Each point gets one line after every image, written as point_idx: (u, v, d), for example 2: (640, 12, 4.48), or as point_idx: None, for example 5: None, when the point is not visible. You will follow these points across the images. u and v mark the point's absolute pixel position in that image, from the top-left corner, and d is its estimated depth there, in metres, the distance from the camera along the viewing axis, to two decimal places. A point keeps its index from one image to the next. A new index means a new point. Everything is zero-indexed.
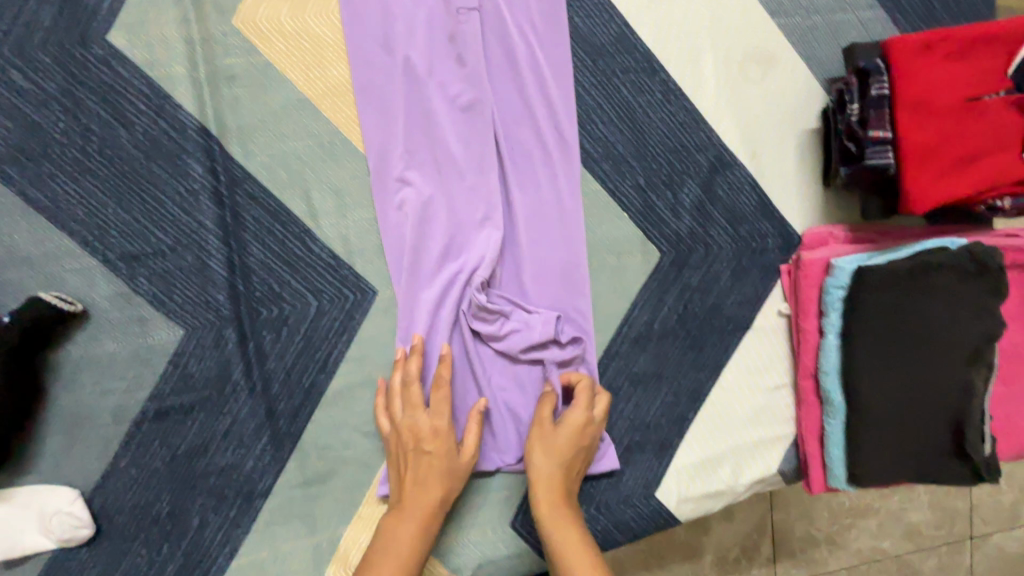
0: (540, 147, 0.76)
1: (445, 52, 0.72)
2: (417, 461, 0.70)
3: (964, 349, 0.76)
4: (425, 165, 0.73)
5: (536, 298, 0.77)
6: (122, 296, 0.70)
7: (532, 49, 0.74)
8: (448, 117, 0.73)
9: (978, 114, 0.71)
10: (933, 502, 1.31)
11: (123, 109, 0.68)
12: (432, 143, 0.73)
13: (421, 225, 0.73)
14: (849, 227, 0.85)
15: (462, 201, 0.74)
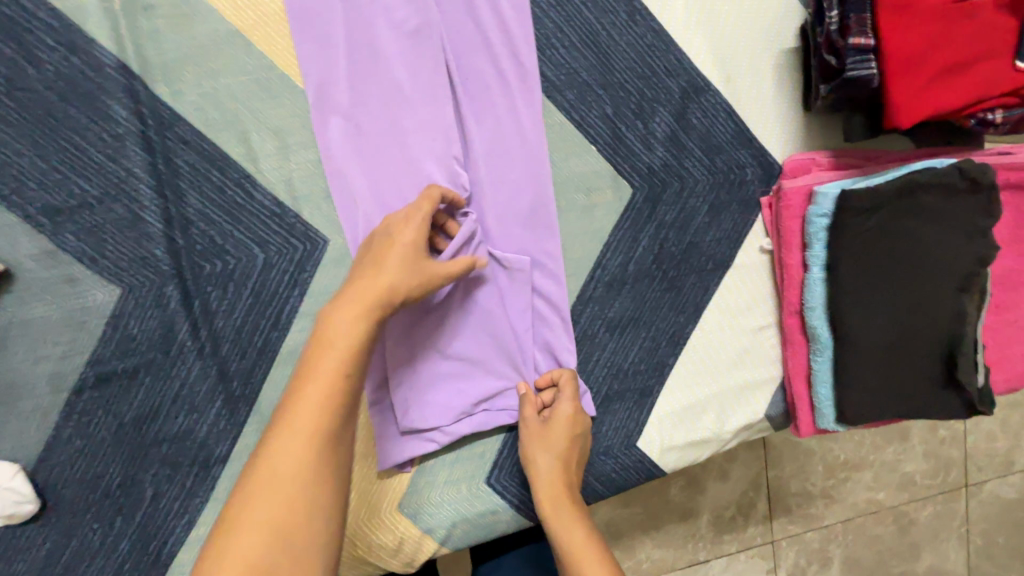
0: (497, 77, 0.71)
1: None
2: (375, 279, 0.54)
3: (954, 273, 0.72)
4: (373, 100, 0.68)
5: (501, 240, 0.72)
6: (48, 255, 0.64)
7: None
8: (393, 47, 0.67)
9: (967, 16, 0.65)
10: (928, 451, 1.29)
11: (31, 46, 0.61)
12: (377, 76, 0.68)
13: (372, 165, 0.68)
14: (833, 152, 0.80)
15: (416, 137, 0.69)
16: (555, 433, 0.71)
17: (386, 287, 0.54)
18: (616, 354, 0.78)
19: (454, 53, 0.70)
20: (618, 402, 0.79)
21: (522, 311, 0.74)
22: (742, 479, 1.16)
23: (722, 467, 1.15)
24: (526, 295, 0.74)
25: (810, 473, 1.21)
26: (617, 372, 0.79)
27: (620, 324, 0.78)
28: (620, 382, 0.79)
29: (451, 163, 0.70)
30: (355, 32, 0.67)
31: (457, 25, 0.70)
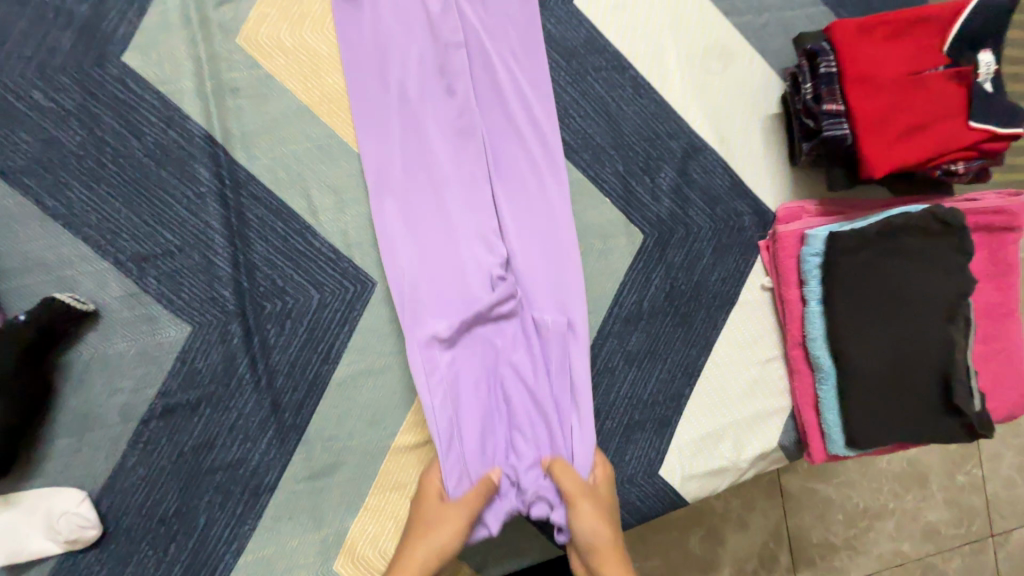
0: (525, 157, 0.81)
1: (428, 55, 0.78)
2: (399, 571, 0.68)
3: (940, 305, 0.79)
4: (423, 183, 0.78)
5: (540, 303, 0.80)
6: (132, 296, 0.73)
7: (510, 70, 0.80)
8: (440, 138, 0.78)
9: (922, 85, 0.78)
10: (948, 499, 1.29)
11: (136, 122, 0.73)
12: (427, 163, 0.78)
13: (420, 240, 0.77)
14: (819, 201, 0.89)
15: (460, 215, 0.78)
16: (600, 498, 0.74)
17: (440, 547, 0.69)
18: (636, 386, 0.85)
19: (490, 139, 0.80)
20: (639, 431, 0.84)
21: (559, 368, 0.78)
22: (763, 530, 1.17)
23: (739, 514, 1.16)
24: (561, 354, 0.78)
25: (829, 517, 1.21)
26: (638, 403, 0.85)
27: (638, 357, 0.85)
28: (641, 412, 0.85)
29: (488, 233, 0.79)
30: (408, 124, 0.77)
31: (492, 115, 0.80)
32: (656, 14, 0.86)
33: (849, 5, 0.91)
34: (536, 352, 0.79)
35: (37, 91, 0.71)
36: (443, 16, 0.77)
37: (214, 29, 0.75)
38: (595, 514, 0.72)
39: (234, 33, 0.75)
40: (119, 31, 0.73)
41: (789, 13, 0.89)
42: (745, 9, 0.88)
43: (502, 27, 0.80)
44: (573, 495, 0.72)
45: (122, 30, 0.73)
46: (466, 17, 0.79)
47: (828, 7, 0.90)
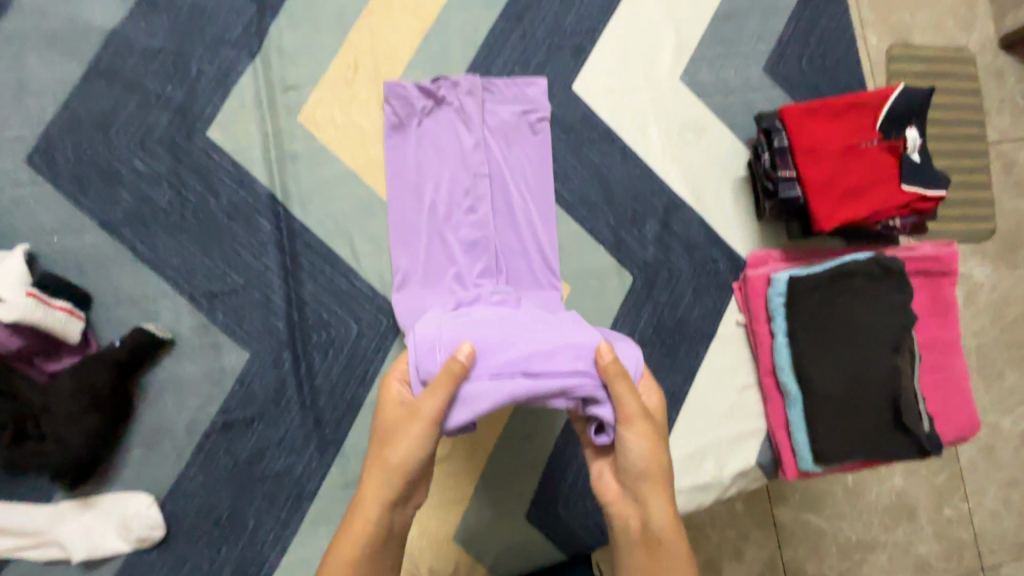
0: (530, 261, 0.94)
1: (450, 132, 0.94)
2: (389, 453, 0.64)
3: (887, 339, 0.93)
4: (442, 263, 0.92)
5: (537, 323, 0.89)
6: (202, 326, 0.87)
7: (524, 198, 0.96)
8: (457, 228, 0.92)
9: (860, 156, 0.95)
10: (939, 532, 1.21)
11: (214, 183, 0.89)
12: (446, 248, 0.92)
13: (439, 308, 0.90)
14: (783, 249, 1.04)
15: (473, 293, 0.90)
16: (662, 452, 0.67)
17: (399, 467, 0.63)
18: None
19: (498, 200, 0.94)
20: None
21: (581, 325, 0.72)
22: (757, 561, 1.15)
23: (736, 546, 1.15)
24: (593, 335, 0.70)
25: (824, 550, 1.17)
26: None
27: None
28: None
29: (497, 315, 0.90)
30: (430, 213, 0.92)
31: (507, 233, 0.95)
32: (639, 96, 1.04)
33: (800, 88, 1.09)
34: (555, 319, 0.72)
35: (137, 158, 0.87)
36: (474, 150, 0.94)
37: (281, 109, 0.92)
38: (648, 444, 0.66)
39: (296, 112, 0.93)
40: (206, 112, 0.90)
41: (751, 95, 1.08)
42: (714, 92, 1.06)
43: (520, 161, 0.97)
44: (628, 415, 0.65)
45: (208, 111, 0.90)
46: (491, 150, 0.95)
47: (783, 91, 1.09)
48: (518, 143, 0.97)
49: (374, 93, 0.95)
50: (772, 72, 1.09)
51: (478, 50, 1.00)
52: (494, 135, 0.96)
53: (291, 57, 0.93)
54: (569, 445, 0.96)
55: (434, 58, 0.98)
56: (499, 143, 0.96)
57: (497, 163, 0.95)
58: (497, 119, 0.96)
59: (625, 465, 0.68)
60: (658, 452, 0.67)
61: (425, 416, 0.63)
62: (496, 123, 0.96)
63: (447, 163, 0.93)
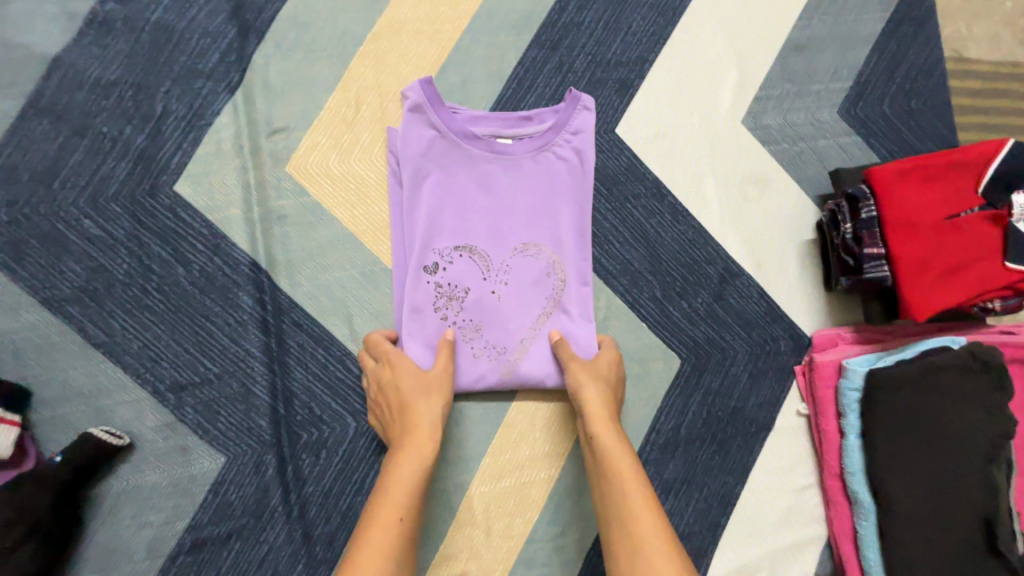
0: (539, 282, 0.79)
1: (432, 166, 0.76)
2: (417, 440, 0.67)
3: (981, 445, 0.79)
4: (456, 303, 0.77)
5: (518, 310, 0.78)
6: (167, 426, 0.72)
7: (557, 225, 0.80)
8: (473, 258, 0.77)
9: (954, 229, 0.78)
10: None
11: (183, 250, 0.73)
12: (453, 290, 0.77)
13: (456, 356, 0.77)
14: (854, 327, 0.89)
15: (494, 337, 0.78)
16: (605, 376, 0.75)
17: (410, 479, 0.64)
18: (672, 516, 0.83)
19: (499, 233, 0.78)
20: None
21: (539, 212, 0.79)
22: None
23: None
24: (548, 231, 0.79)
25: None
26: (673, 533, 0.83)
27: (675, 485, 0.84)
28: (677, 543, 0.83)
29: (516, 352, 0.78)
30: (438, 244, 0.77)
31: (531, 265, 0.79)
32: (692, 143, 0.88)
33: (881, 133, 0.93)
34: (518, 190, 0.79)
35: (87, 219, 0.71)
36: (493, 167, 0.78)
37: (265, 157, 0.76)
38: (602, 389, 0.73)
39: (284, 161, 0.76)
40: (173, 161, 0.74)
41: (822, 141, 0.91)
42: (781, 137, 0.90)
43: (557, 178, 0.80)
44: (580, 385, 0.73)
45: (176, 159, 0.74)
46: (490, 184, 0.78)
47: (861, 136, 0.92)
48: (555, 160, 0.80)
49: (380, 137, 0.78)
50: (849, 114, 0.92)
51: (506, 83, 0.83)
52: (519, 150, 0.78)
53: (279, 92, 0.77)
54: (604, 560, 0.81)
55: (453, 94, 0.81)
56: (525, 156, 0.79)
57: (522, 180, 0.79)
58: (526, 131, 0.79)
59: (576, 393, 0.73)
60: (602, 402, 0.72)
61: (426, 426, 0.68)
62: (516, 144, 0.79)
63: (461, 180, 0.77)
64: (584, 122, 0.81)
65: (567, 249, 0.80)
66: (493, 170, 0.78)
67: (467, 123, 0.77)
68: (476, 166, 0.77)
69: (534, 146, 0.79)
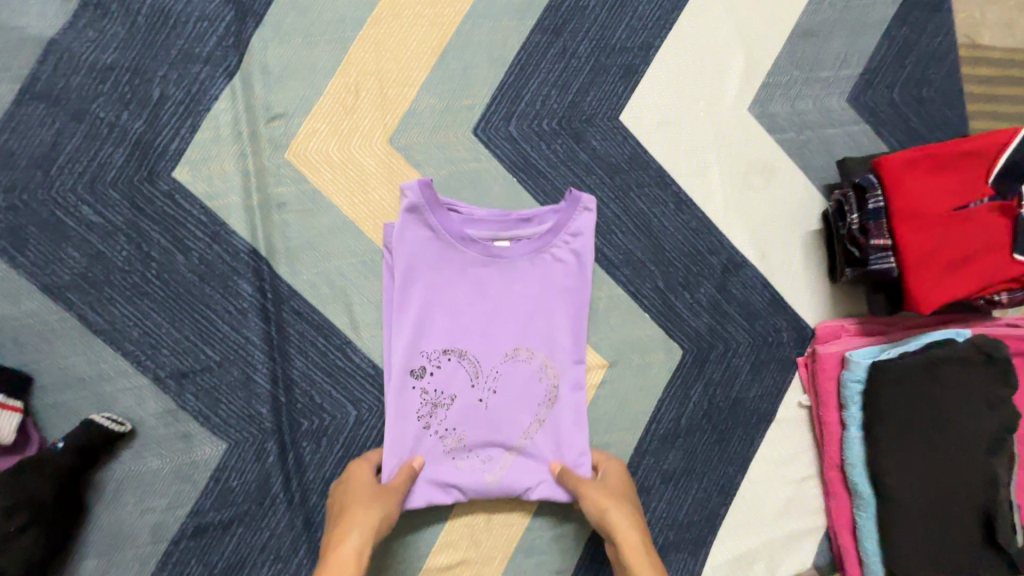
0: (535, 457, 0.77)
1: (425, 257, 0.74)
2: (361, 510, 0.60)
3: (984, 439, 0.78)
4: (442, 410, 0.75)
5: (510, 419, 0.76)
6: (169, 413, 0.72)
7: (551, 316, 0.77)
8: (462, 362, 0.75)
9: (965, 220, 0.77)
10: None
11: (182, 237, 0.73)
12: (443, 393, 0.75)
13: (440, 462, 0.75)
14: (857, 319, 0.88)
15: (481, 444, 0.76)
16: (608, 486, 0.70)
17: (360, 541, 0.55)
18: (672, 505, 0.84)
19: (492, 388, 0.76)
20: (674, 553, 0.83)
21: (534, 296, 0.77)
22: None
23: None
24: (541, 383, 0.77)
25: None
26: (672, 523, 0.84)
27: (674, 475, 0.84)
28: (676, 532, 0.84)
29: (501, 463, 0.76)
30: (427, 347, 0.74)
31: (522, 369, 0.76)
32: (698, 131, 0.86)
33: (890, 121, 0.91)
34: (510, 277, 0.76)
35: (86, 205, 0.71)
36: (488, 272, 0.75)
37: (264, 143, 0.75)
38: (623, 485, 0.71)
39: (283, 147, 0.75)
40: (171, 147, 0.73)
41: (829, 130, 0.90)
42: (788, 126, 0.89)
43: (554, 283, 0.77)
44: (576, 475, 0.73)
45: (174, 145, 0.73)
46: (484, 287, 0.75)
47: (870, 125, 0.90)
48: (552, 263, 0.77)
49: (380, 124, 0.77)
50: (857, 102, 0.90)
51: (508, 69, 0.81)
52: (515, 253, 0.75)
53: (278, 77, 0.76)
54: (602, 548, 0.81)
55: (454, 79, 0.80)
56: (522, 259, 0.76)
57: (516, 293, 0.76)
58: (523, 233, 0.76)
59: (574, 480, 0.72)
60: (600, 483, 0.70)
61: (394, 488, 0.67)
62: (512, 246, 0.76)
63: (454, 282, 0.74)
64: (584, 225, 0.78)
65: (558, 352, 0.77)
66: (484, 305, 0.76)
67: (463, 220, 0.75)
68: (469, 265, 0.75)
69: (533, 247, 0.76)
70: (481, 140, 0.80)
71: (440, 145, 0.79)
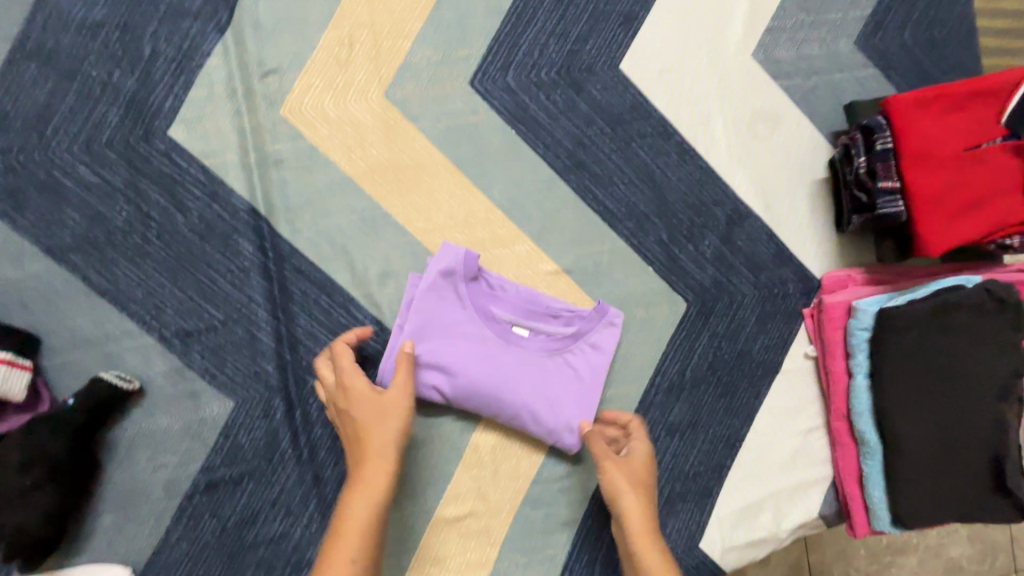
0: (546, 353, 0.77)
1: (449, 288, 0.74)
2: (342, 548, 0.54)
3: (993, 384, 0.78)
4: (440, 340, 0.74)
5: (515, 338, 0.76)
6: (176, 371, 0.73)
7: (564, 398, 0.77)
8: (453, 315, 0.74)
9: (975, 160, 0.75)
10: None
11: (181, 196, 0.73)
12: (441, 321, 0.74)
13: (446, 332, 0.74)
14: (866, 268, 0.87)
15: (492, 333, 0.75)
16: (637, 468, 0.69)
17: None
18: (677, 458, 0.84)
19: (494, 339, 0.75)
20: (680, 503, 0.84)
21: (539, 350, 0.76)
22: None
23: None
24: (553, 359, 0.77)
25: (855, 560, 0.97)
26: (678, 474, 0.84)
27: (679, 428, 0.84)
28: (682, 484, 0.84)
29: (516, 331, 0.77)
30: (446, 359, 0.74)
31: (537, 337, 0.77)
32: (700, 79, 0.84)
33: (900, 64, 0.88)
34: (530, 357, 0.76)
35: (84, 166, 0.71)
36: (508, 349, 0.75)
37: (259, 100, 0.74)
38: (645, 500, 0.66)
39: (278, 104, 0.74)
40: (166, 106, 0.72)
41: (837, 75, 0.87)
42: (794, 71, 0.86)
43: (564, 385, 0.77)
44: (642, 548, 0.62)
45: (169, 104, 0.72)
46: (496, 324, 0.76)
47: (879, 68, 0.88)
48: (566, 366, 0.78)
49: (375, 78, 0.76)
50: (866, 45, 0.88)
51: (504, 18, 0.79)
52: (534, 345, 0.76)
53: (270, 32, 0.74)
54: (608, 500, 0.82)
55: (450, 30, 0.78)
56: (540, 352, 0.77)
57: (522, 379, 0.75)
58: (544, 328, 0.77)
59: (613, 495, 0.66)
60: (645, 515, 0.64)
61: (386, 440, 0.62)
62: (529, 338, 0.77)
63: (474, 352, 0.74)
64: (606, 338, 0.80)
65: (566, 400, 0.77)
66: (485, 374, 0.74)
67: (488, 294, 0.76)
68: (493, 354, 0.75)
69: (552, 345, 0.77)
70: (478, 91, 0.79)
71: (437, 99, 0.78)
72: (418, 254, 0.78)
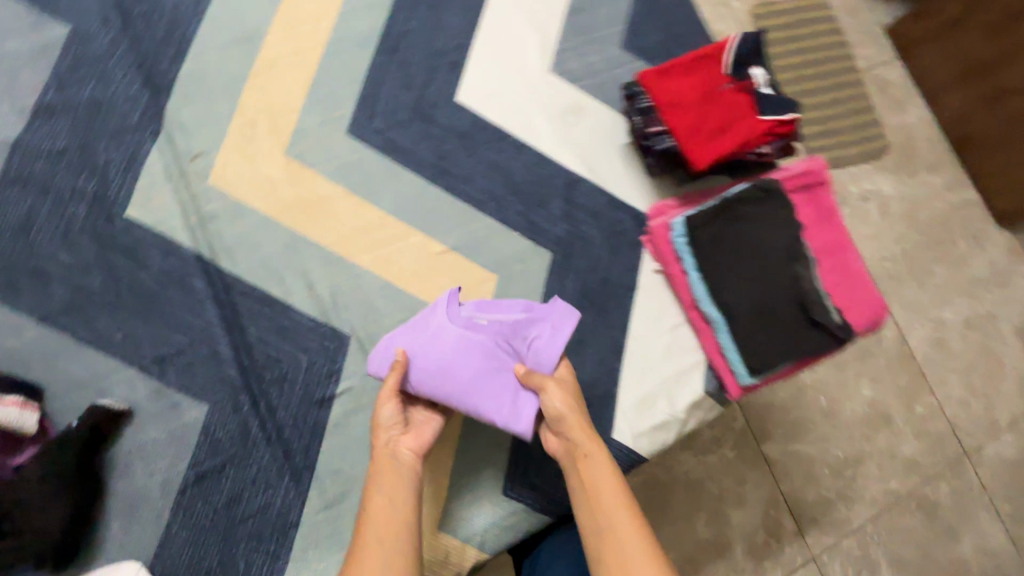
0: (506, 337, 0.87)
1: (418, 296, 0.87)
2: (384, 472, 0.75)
3: (780, 249, 1.04)
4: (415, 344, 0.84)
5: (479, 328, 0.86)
6: (157, 391, 0.91)
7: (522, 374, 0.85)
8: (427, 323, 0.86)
9: (713, 101, 1.05)
10: (911, 426, 1.24)
11: (142, 258, 0.95)
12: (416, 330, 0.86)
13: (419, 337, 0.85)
14: (677, 197, 1.15)
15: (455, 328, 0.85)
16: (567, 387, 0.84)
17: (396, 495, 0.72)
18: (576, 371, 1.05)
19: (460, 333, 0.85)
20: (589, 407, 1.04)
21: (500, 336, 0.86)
22: (759, 500, 1.16)
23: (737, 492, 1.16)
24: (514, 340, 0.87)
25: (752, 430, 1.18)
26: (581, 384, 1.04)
27: (572, 348, 1.06)
28: (586, 391, 1.04)
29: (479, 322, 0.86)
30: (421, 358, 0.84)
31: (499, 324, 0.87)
32: (518, 94, 1.15)
33: (658, 56, 1.22)
34: (494, 343, 0.86)
35: (63, 252, 0.93)
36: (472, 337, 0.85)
37: (192, 176, 0.99)
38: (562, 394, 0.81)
39: (208, 177, 1.00)
40: (121, 196, 0.96)
41: (616, 72, 1.20)
42: (585, 75, 1.18)
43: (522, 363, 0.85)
44: (604, 504, 0.71)
45: (124, 193, 0.96)
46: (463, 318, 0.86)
47: (644, 61, 1.21)
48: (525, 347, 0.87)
49: (277, 144, 1.03)
50: (630, 47, 1.22)
51: (364, 84, 1.09)
52: (495, 331, 0.86)
53: (192, 128, 1.01)
54: None
55: (326, 100, 1.07)
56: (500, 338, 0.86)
57: (488, 365, 0.84)
58: (503, 316, 0.87)
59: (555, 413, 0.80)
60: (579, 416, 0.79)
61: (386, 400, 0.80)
62: (489, 327, 0.86)
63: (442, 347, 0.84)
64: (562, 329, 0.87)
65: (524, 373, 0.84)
66: (454, 365, 0.83)
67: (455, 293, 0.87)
68: (455, 342, 0.84)
69: (510, 329, 0.87)
70: (356, 137, 1.06)
71: (326, 148, 1.05)
72: (335, 261, 1.01)
